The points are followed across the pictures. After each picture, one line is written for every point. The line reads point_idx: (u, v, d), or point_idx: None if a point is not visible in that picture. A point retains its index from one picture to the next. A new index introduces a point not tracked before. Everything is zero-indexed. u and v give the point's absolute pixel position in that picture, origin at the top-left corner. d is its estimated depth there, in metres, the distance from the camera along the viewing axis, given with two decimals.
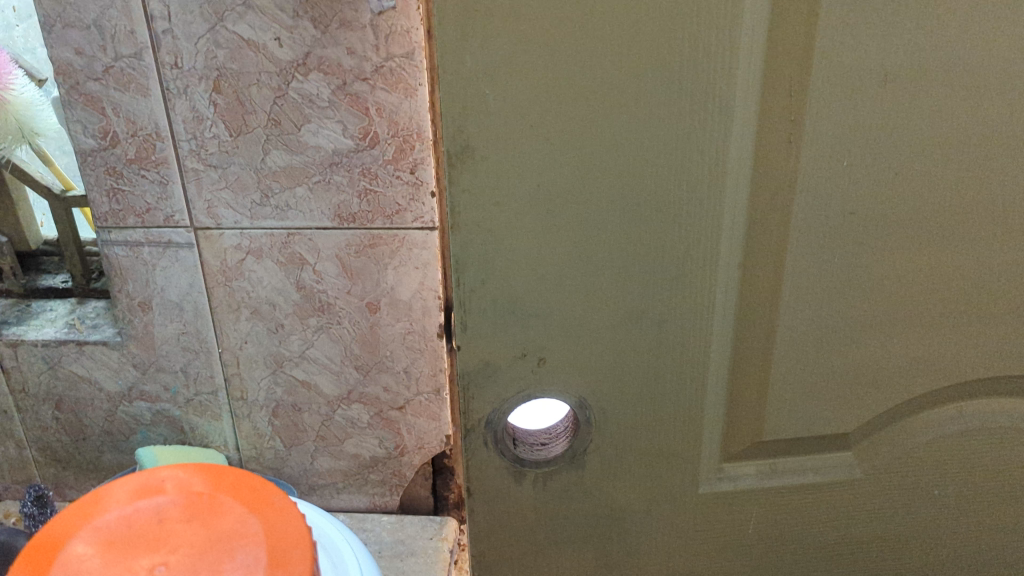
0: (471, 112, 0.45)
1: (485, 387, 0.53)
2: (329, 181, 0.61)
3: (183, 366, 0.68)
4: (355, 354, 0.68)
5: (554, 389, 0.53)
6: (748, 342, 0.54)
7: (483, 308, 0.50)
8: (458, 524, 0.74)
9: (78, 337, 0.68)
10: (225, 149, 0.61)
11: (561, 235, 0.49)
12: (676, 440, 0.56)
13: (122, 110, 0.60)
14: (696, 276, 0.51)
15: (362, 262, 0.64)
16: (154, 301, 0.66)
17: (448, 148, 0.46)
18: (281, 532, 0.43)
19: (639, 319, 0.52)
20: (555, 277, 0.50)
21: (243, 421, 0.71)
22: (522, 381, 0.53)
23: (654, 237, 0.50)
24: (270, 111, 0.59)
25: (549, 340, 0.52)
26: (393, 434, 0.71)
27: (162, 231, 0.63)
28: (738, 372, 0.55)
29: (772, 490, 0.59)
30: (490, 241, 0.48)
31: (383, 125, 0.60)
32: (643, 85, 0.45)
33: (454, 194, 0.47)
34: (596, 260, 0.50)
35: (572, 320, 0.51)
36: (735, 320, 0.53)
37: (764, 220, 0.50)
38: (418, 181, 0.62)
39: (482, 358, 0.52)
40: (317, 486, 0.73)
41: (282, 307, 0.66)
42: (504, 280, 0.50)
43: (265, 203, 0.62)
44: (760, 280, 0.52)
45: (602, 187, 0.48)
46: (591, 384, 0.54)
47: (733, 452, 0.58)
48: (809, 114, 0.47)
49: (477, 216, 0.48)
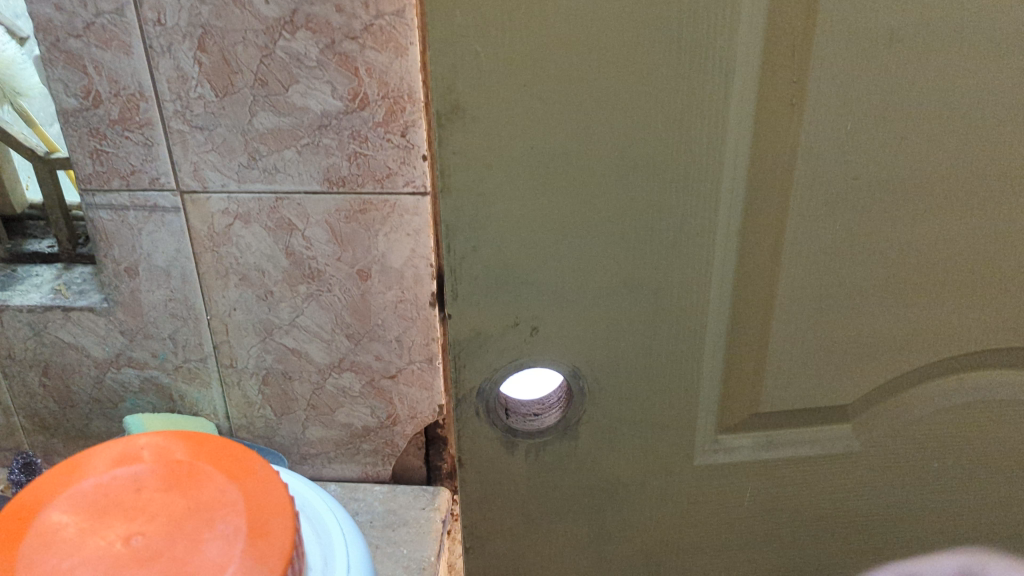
0: (463, 70, 0.43)
1: (477, 355, 0.52)
2: (319, 144, 0.57)
3: (172, 333, 0.65)
4: (347, 322, 0.64)
5: (547, 358, 0.52)
6: (747, 310, 0.52)
7: (474, 275, 0.49)
8: (452, 496, 0.71)
9: (63, 300, 0.65)
10: (211, 109, 0.57)
11: (554, 200, 0.47)
12: (672, 410, 0.55)
13: (103, 68, 0.56)
14: (693, 242, 0.50)
15: (354, 228, 0.60)
16: (140, 265, 0.63)
17: (438, 108, 0.44)
18: (265, 500, 0.37)
19: (635, 286, 0.51)
20: (548, 243, 0.49)
21: (233, 390, 0.67)
22: (515, 349, 0.52)
23: (651, 202, 0.48)
24: (257, 71, 0.55)
25: (542, 308, 0.51)
26: (386, 405, 0.67)
27: (147, 195, 0.60)
28: (739, 339, 0.54)
29: (768, 461, 0.58)
30: (482, 205, 0.47)
31: (375, 86, 0.55)
32: (642, 42, 0.43)
33: (444, 157, 0.46)
34: (590, 226, 0.48)
35: (565, 288, 0.50)
36: (734, 287, 0.52)
37: (765, 185, 0.48)
38: (411, 144, 0.57)
39: (474, 326, 0.51)
40: (308, 455, 0.70)
41: (271, 274, 0.62)
42: (495, 245, 0.48)
43: (251, 166, 0.59)
44: (760, 247, 0.50)
45: (598, 150, 0.46)
46: (584, 353, 0.53)
47: (730, 423, 0.57)
48: (815, 74, 0.45)
49: (468, 179, 0.46)
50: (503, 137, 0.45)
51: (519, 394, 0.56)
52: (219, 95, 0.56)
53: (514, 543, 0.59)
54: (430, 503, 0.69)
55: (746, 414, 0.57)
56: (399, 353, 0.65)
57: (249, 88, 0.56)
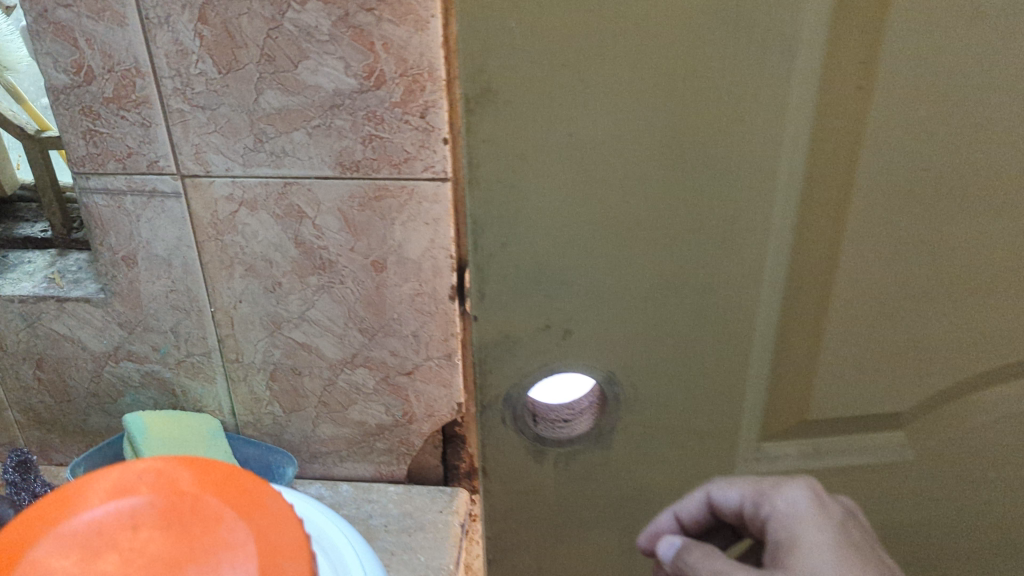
0: (496, 47, 0.38)
1: (504, 361, 0.48)
2: (332, 125, 0.53)
3: (174, 326, 0.61)
4: (361, 316, 0.60)
5: (580, 364, 0.48)
6: (800, 313, 0.48)
7: (504, 275, 0.45)
8: (470, 497, 0.67)
9: (57, 290, 0.61)
10: (213, 87, 0.52)
11: (593, 192, 0.43)
12: (713, 418, 0.51)
13: (95, 41, 0.51)
14: (745, 240, 0.45)
15: (369, 216, 0.56)
16: (139, 253, 0.59)
17: (467, 90, 0.40)
18: (272, 546, 0.37)
19: (679, 288, 0.46)
20: (585, 240, 0.44)
21: (239, 385, 0.64)
22: (545, 354, 0.48)
23: (701, 195, 0.43)
24: (263, 45, 0.51)
25: (576, 310, 0.46)
26: (401, 402, 0.63)
27: (145, 179, 0.56)
28: (790, 345, 0.49)
29: (815, 472, 0.54)
30: (513, 198, 0.43)
31: (392, 62, 0.51)
32: (697, 17, 0.39)
33: (472, 145, 0.41)
34: (632, 222, 0.44)
35: (603, 288, 0.46)
36: (785, 288, 0.47)
37: (826, 177, 0.44)
38: (432, 126, 0.53)
39: (501, 330, 0.47)
40: (319, 454, 0.66)
41: (279, 265, 0.58)
42: (527, 243, 0.44)
43: (258, 149, 0.54)
44: (817, 245, 0.46)
45: (642, 137, 0.41)
46: (620, 358, 0.48)
47: (775, 431, 0.53)
48: (889, 54, 0.40)
49: (499, 170, 0.42)
50: (539, 123, 0.40)
51: (555, 396, 0.51)
52: (222, 72, 0.52)
53: (540, 555, 0.55)
54: (448, 506, 0.65)
55: (793, 422, 0.52)
56: (416, 348, 0.61)
57: (254, 64, 0.51)
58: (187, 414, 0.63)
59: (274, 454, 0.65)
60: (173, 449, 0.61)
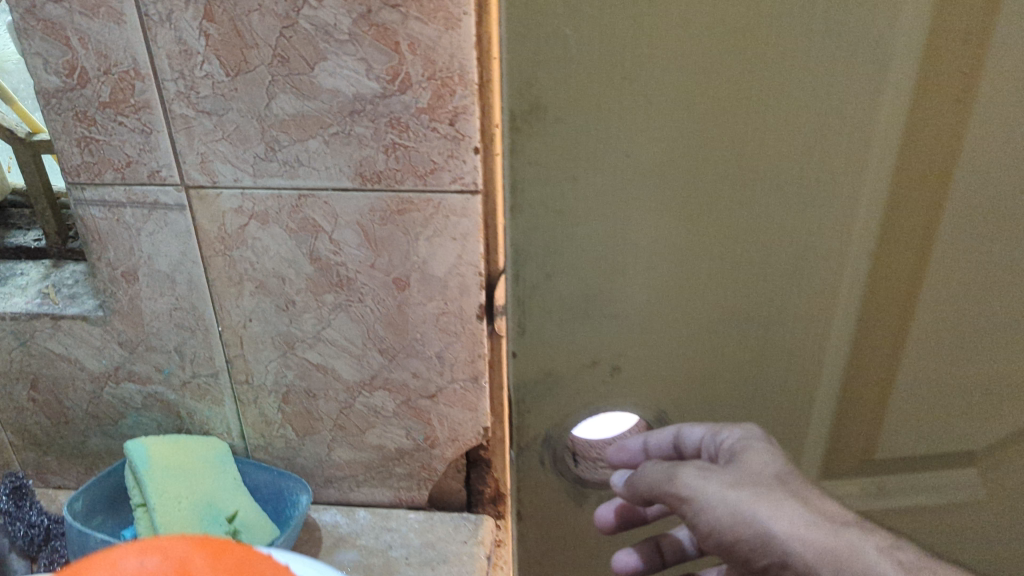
0: (549, 58, 0.34)
1: (544, 400, 0.44)
2: (351, 133, 0.48)
3: (179, 346, 0.57)
4: (381, 337, 0.55)
5: (628, 403, 0.44)
6: (873, 345, 0.43)
7: (548, 308, 0.41)
8: (495, 526, 0.63)
9: (52, 307, 0.56)
10: (220, 91, 0.47)
11: (649, 217, 0.38)
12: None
13: (89, 40, 0.46)
14: (820, 270, 0.40)
15: (390, 231, 0.51)
16: (140, 269, 0.54)
17: (514, 106, 0.36)
18: None
19: (742, 322, 0.41)
20: (639, 271, 0.40)
21: (249, 408, 0.59)
22: (590, 392, 0.44)
23: (773, 218, 0.38)
24: (276, 45, 0.46)
25: (626, 346, 0.42)
26: (423, 427, 0.59)
27: (146, 190, 0.51)
28: (861, 378, 0.45)
29: (877, 511, 0.50)
30: (560, 222, 0.38)
31: (419, 64, 0.46)
32: (780, 21, 0.34)
33: (517, 166, 0.37)
34: (694, 253, 0.39)
35: (657, 323, 0.41)
36: (860, 320, 0.42)
37: (914, 201, 0.39)
38: (462, 134, 0.48)
39: (543, 368, 0.43)
40: (334, 479, 0.62)
41: (293, 281, 0.54)
42: (574, 273, 0.40)
43: (270, 158, 0.49)
44: (899, 274, 0.41)
45: (709, 160, 0.37)
46: (672, 396, 0.44)
47: (837, 469, 0.48)
48: (992, 64, 0.36)
49: (545, 194, 0.38)
50: (592, 139, 0.36)
51: (606, 428, 0.46)
52: (231, 74, 0.47)
53: None
54: (473, 536, 0.61)
55: (859, 462, 0.48)
56: (439, 371, 0.57)
57: (266, 66, 0.46)
58: (192, 439, 0.59)
59: (286, 482, 0.60)
60: (179, 477, 0.56)
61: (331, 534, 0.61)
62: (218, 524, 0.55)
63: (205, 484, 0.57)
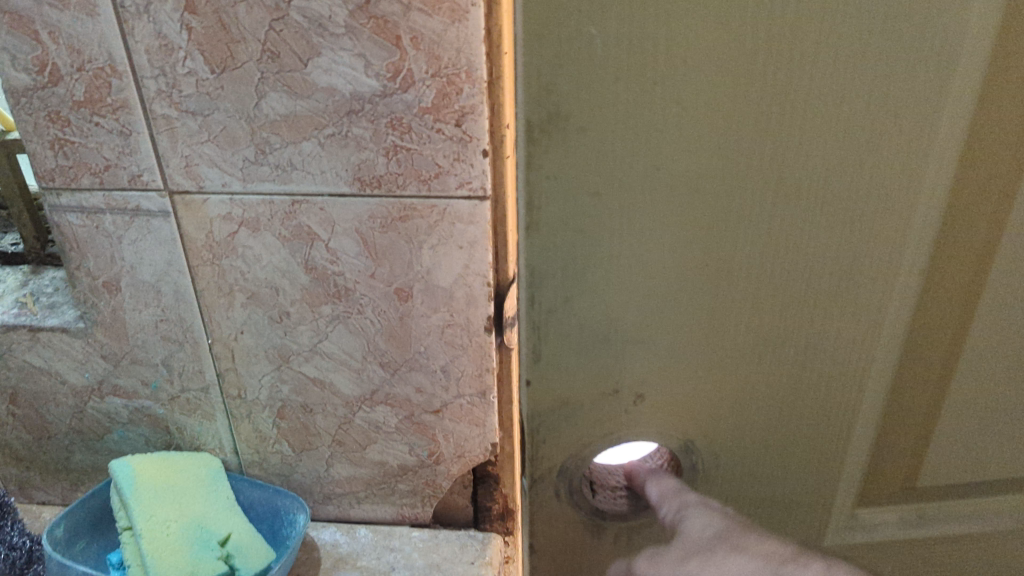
0: (570, 57, 0.32)
1: (560, 431, 0.42)
2: (348, 134, 0.44)
3: (166, 359, 0.53)
4: (382, 350, 0.52)
5: (651, 433, 0.43)
6: (920, 365, 0.43)
7: (566, 333, 0.39)
8: (503, 545, 0.60)
9: (30, 318, 0.53)
10: (205, 90, 0.43)
11: (675, 244, 0.37)
12: (806, 480, 0.46)
13: (61, 34, 0.42)
14: (852, 285, 0.39)
15: (392, 239, 0.47)
16: (122, 279, 0.50)
17: (531, 115, 0.34)
18: None
19: (777, 344, 0.40)
20: (667, 295, 0.38)
21: (242, 423, 0.56)
22: (611, 421, 0.42)
23: (803, 235, 0.37)
24: (266, 40, 0.41)
25: (649, 373, 0.41)
26: (427, 442, 0.56)
27: (127, 195, 0.47)
28: (886, 395, 0.43)
29: (917, 540, 0.50)
30: (583, 244, 0.37)
31: (423, 60, 0.42)
32: None
33: (533, 180, 0.35)
34: (727, 276, 0.38)
35: (686, 347, 0.40)
36: (888, 339, 0.41)
37: (947, 213, 0.37)
38: (469, 135, 0.44)
39: (560, 398, 0.41)
40: (334, 496, 0.59)
41: (287, 292, 0.50)
42: (595, 298, 0.38)
43: (260, 162, 0.45)
44: (929, 288, 0.40)
45: (738, 178, 0.35)
46: (699, 424, 0.43)
47: (877, 497, 0.48)
48: None
49: (564, 212, 0.36)
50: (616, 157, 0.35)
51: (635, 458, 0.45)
52: (216, 71, 0.43)
53: None
54: (480, 556, 0.58)
55: (888, 479, 0.47)
56: (445, 385, 0.53)
57: (254, 62, 0.42)
58: (183, 457, 0.56)
59: (283, 500, 0.57)
60: (169, 499, 0.53)
61: (330, 555, 0.58)
62: (210, 549, 0.52)
63: (197, 505, 0.54)
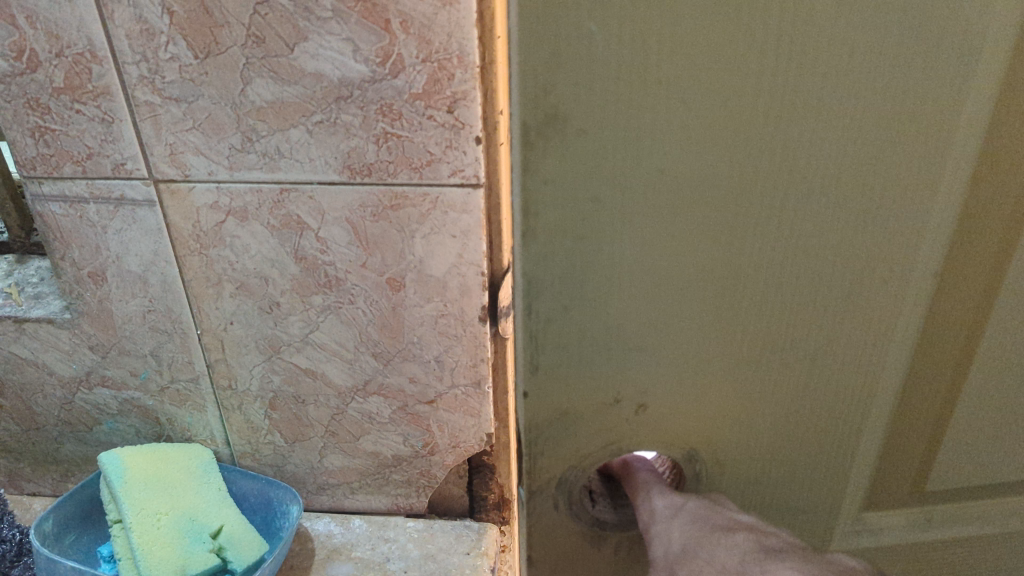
0: (566, 57, 0.42)
1: (558, 415, 0.56)
2: (336, 121, 0.43)
3: (155, 350, 0.52)
4: (374, 340, 0.51)
5: (636, 395, 0.56)
6: (884, 323, 0.53)
7: (556, 314, 0.52)
8: (498, 533, 0.59)
9: (15, 309, 0.52)
10: (188, 76, 0.42)
11: (650, 254, 0.49)
12: (769, 428, 0.58)
13: (38, 19, 0.41)
14: (793, 265, 0.50)
15: (383, 228, 0.46)
16: (108, 269, 0.49)
17: (530, 120, 0.44)
18: None
19: (744, 326, 0.53)
20: (650, 284, 0.51)
21: (233, 414, 0.55)
22: (604, 393, 0.55)
23: (755, 236, 0.49)
24: (250, 23, 0.40)
25: (636, 348, 0.53)
26: (422, 433, 0.55)
27: (111, 184, 0.46)
28: (832, 357, 0.55)
29: (871, 502, 0.64)
30: (580, 248, 0.49)
31: (413, 44, 0.40)
32: None
33: (534, 184, 0.47)
34: (702, 266, 0.50)
35: (665, 321, 0.52)
36: (824, 311, 0.52)
37: (919, 204, 0.48)
38: (462, 122, 0.42)
39: (565, 382, 0.55)
40: (327, 486, 0.58)
41: (277, 282, 0.49)
42: (583, 286, 0.51)
43: (246, 150, 0.44)
44: (905, 267, 0.50)
45: (702, 194, 0.47)
46: (673, 388, 0.56)
47: (841, 478, 0.62)
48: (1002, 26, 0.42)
49: (557, 214, 0.48)
50: (607, 162, 0.46)
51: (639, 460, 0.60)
52: (200, 56, 0.41)
53: None
54: (475, 547, 0.57)
55: (840, 429, 0.59)
56: (439, 375, 0.52)
57: (239, 47, 0.41)
58: (172, 448, 0.55)
59: (275, 489, 0.56)
60: (159, 491, 0.52)
61: (324, 546, 0.57)
62: (201, 542, 0.51)
63: (188, 497, 0.53)
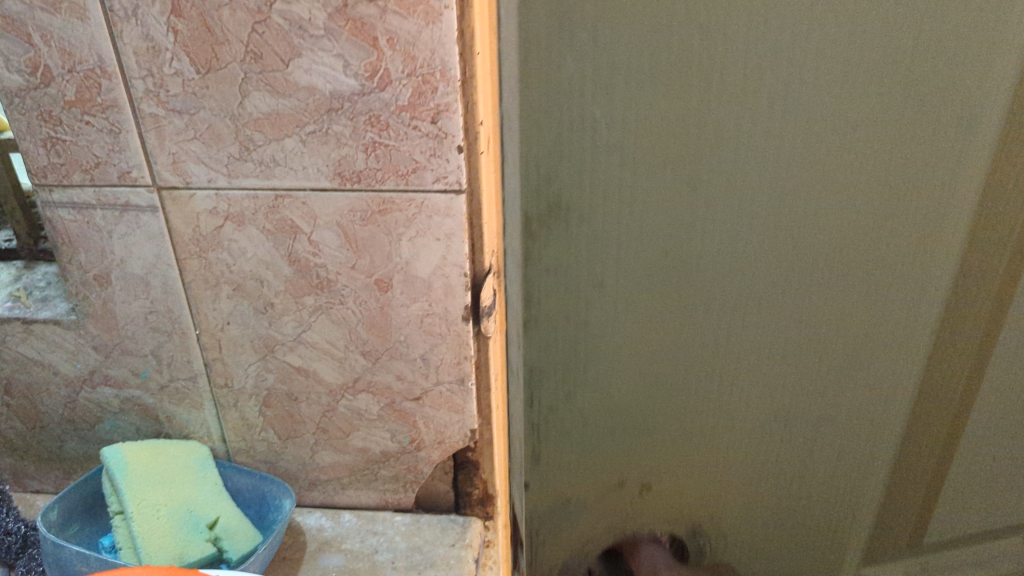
0: (568, 140, 0.48)
1: (558, 534, 0.65)
2: (328, 131, 0.46)
3: (156, 350, 0.55)
4: (363, 339, 0.54)
5: (654, 512, 0.66)
6: (930, 433, 0.59)
7: (565, 422, 0.60)
8: (483, 527, 0.62)
9: (23, 311, 0.55)
10: (191, 89, 0.45)
11: (649, 363, 0.57)
12: (812, 524, 0.65)
13: (52, 37, 0.44)
14: (834, 377, 0.57)
15: (371, 232, 0.49)
16: (113, 272, 0.52)
17: (541, 209, 0.51)
18: None
19: (780, 420, 0.59)
20: (664, 384, 0.58)
21: (229, 411, 0.58)
22: (622, 508, 0.65)
23: (789, 356, 0.56)
24: (248, 41, 0.44)
25: (650, 469, 0.63)
26: (409, 429, 0.58)
27: (117, 191, 0.49)
28: (872, 457, 0.61)
29: None
30: (576, 355, 0.57)
31: (399, 60, 0.44)
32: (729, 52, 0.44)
33: (541, 274, 0.53)
34: (725, 401, 0.59)
35: (689, 445, 0.61)
36: (862, 429, 0.59)
37: (916, 330, 0.54)
38: (445, 132, 0.46)
39: (567, 495, 0.64)
40: (318, 482, 0.61)
41: (271, 283, 0.52)
42: (595, 393, 0.59)
43: (244, 158, 0.47)
44: (921, 353, 0.55)
45: (684, 296, 0.54)
46: (679, 481, 0.63)
47: (879, 557, 0.66)
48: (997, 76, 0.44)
49: (559, 315, 0.55)
50: (608, 257, 0.52)
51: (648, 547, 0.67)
52: (201, 71, 0.45)
53: None
54: (460, 539, 0.60)
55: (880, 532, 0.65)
56: (424, 373, 0.55)
57: (238, 63, 0.44)
58: (171, 444, 0.57)
59: (269, 484, 0.59)
60: (158, 484, 0.54)
61: (316, 538, 0.60)
62: (199, 532, 0.54)
63: (186, 489, 0.56)
